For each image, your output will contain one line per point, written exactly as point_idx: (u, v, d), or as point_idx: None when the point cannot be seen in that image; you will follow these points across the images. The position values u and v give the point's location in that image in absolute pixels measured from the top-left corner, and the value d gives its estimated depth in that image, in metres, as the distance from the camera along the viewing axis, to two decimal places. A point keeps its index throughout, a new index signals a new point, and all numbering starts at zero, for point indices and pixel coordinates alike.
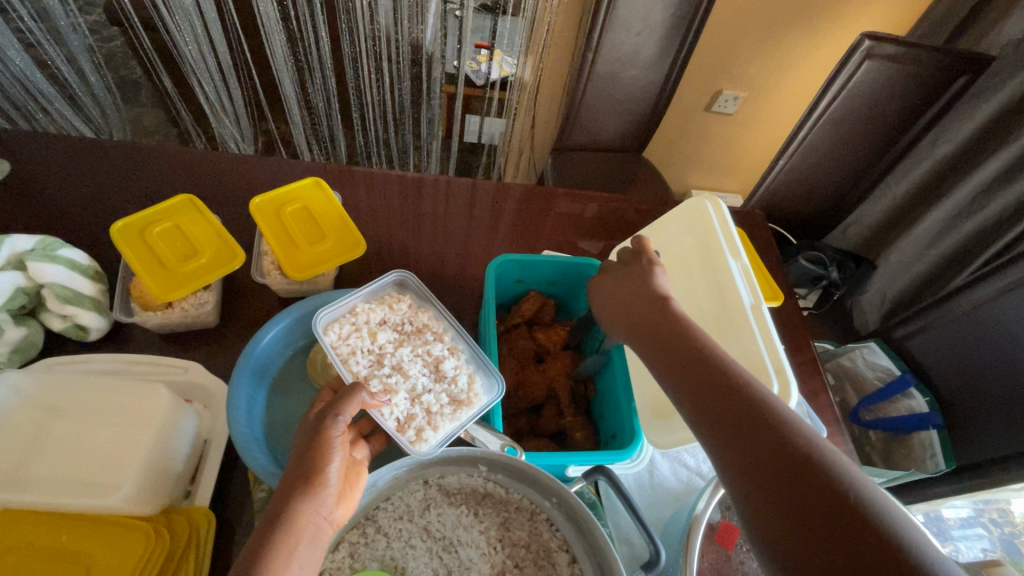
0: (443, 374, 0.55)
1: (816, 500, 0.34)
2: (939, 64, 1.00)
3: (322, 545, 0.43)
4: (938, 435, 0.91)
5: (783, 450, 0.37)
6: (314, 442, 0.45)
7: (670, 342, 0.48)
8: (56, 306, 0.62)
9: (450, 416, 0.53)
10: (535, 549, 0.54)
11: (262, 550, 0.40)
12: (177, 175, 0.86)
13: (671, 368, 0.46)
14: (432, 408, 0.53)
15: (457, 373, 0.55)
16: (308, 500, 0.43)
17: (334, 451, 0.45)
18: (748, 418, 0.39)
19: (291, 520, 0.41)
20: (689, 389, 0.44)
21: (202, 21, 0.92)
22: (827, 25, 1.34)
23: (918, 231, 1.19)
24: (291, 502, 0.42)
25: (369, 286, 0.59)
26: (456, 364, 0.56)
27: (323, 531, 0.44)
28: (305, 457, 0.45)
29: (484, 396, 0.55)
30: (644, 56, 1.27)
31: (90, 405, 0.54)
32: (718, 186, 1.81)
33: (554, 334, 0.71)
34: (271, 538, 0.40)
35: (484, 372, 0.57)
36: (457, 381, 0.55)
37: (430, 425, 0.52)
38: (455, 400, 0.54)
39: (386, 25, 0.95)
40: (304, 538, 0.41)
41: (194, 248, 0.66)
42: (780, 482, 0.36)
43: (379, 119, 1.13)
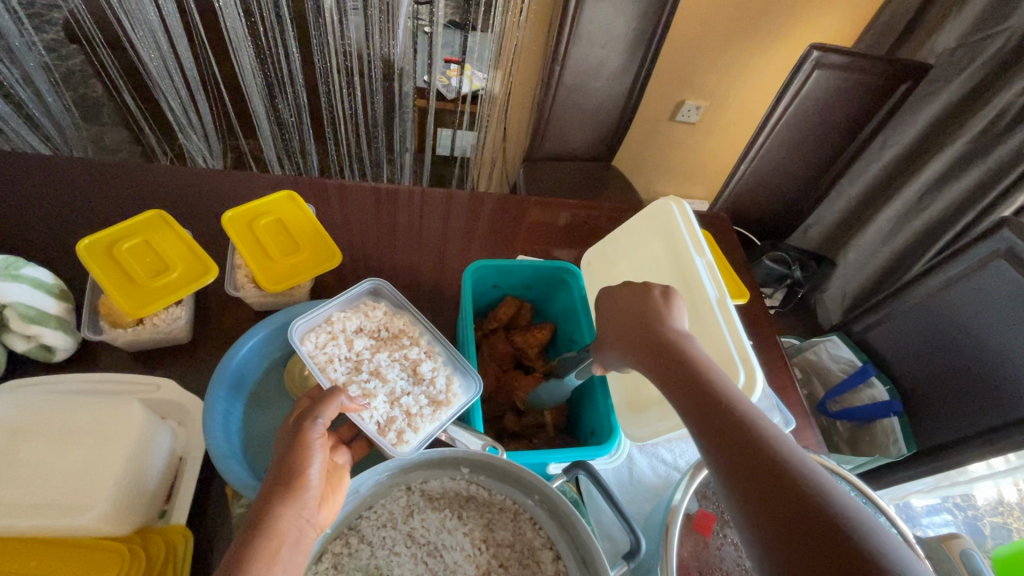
0: (421, 377, 0.56)
1: (785, 493, 0.35)
2: (883, 71, 1.06)
3: (306, 548, 0.43)
4: (899, 421, 0.95)
5: (760, 444, 0.38)
6: (292, 446, 0.45)
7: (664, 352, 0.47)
8: (19, 326, 0.59)
9: (430, 417, 0.54)
10: (520, 549, 0.55)
11: (247, 555, 0.39)
12: (142, 192, 0.84)
13: (660, 367, 0.47)
14: (410, 410, 0.53)
15: (434, 375, 0.56)
16: (290, 503, 0.42)
17: (314, 454, 0.45)
18: (727, 410, 0.40)
19: (274, 524, 0.41)
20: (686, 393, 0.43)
21: (168, 38, 0.93)
22: (781, 38, 1.41)
23: (873, 229, 1.27)
24: (273, 507, 0.42)
25: (342, 295, 0.60)
26: (433, 366, 0.57)
27: (307, 535, 0.43)
28: (285, 461, 0.45)
29: (461, 397, 0.56)
30: (610, 68, 1.31)
31: (58, 425, 0.53)
32: (684, 192, 1.87)
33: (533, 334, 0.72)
34: (253, 542, 0.39)
35: (462, 373, 0.58)
36: (434, 383, 0.56)
37: (411, 426, 0.52)
38: (434, 401, 0.55)
39: (356, 39, 0.96)
40: (287, 542, 0.41)
41: (165, 263, 0.66)
42: (756, 476, 0.36)
43: (350, 133, 1.14)
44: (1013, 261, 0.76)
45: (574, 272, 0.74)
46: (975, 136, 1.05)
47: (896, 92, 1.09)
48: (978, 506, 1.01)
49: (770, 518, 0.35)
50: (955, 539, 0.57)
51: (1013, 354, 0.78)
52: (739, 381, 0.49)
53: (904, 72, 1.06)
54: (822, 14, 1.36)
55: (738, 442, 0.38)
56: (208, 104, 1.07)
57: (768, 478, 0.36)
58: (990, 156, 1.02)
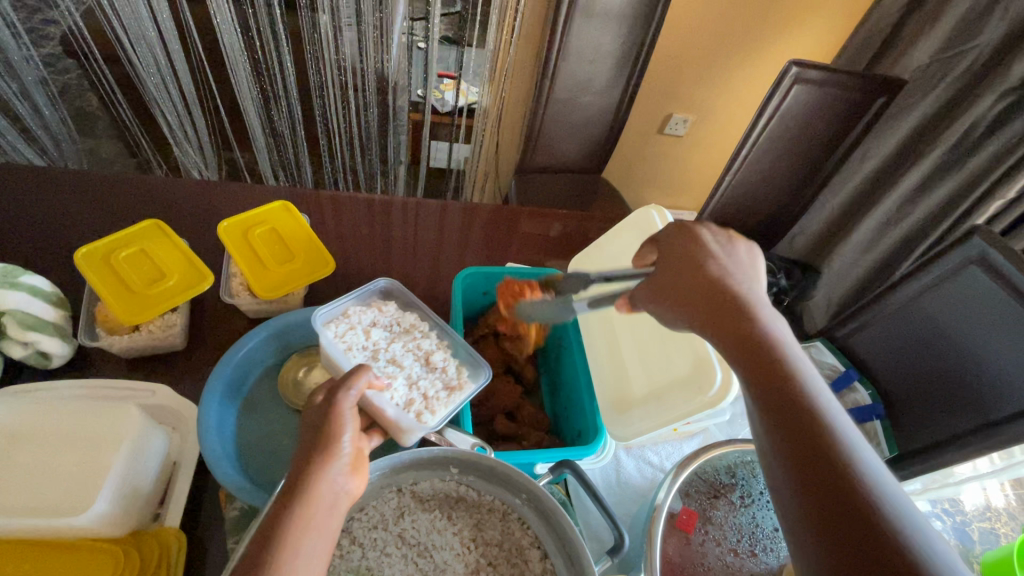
0: (434, 365, 0.60)
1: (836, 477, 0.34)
2: (859, 86, 1.10)
3: (338, 515, 0.41)
4: (881, 424, 0.97)
5: (804, 399, 0.38)
6: (324, 417, 0.45)
7: (726, 321, 0.45)
8: (16, 333, 0.60)
9: (445, 401, 0.58)
10: (508, 548, 0.56)
11: (281, 518, 0.38)
12: (139, 203, 0.86)
13: (725, 333, 0.45)
14: (428, 393, 0.57)
15: (447, 364, 0.61)
16: (323, 468, 0.42)
17: (346, 423, 0.45)
18: (775, 364, 0.40)
19: (309, 487, 0.40)
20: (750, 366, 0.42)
21: (165, 54, 0.95)
22: (763, 54, 1.46)
23: (856, 237, 1.30)
24: (306, 472, 0.41)
25: (357, 291, 0.64)
26: (444, 356, 0.61)
27: (340, 502, 0.42)
28: (318, 431, 0.45)
29: (473, 384, 0.60)
30: (598, 83, 1.35)
31: (55, 430, 0.54)
32: (673, 204, 1.91)
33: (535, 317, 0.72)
34: (290, 504, 0.39)
35: (471, 364, 0.63)
36: (447, 371, 0.60)
37: (428, 408, 0.56)
38: (447, 386, 0.59)
39: (351, 55, 0.99)
40: (320, 508, 0.40)
41: (161, 271, 0.67)
42: (795, 429, 0.37)
43: (345, 146, 1.17)
44: (985, 268, 0.79)
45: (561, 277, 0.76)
46: (949, 149, 1.08)
47: (873, 106, 1.13)
48: (967, 512, 1.02)
49: (819, 494, 0.34)
50: None
51: (989, 357, 0.81)
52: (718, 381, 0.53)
53: (879, 87, 1.10)
54: (802, 32, 1.41)
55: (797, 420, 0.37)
56: (205, 118, 1.10)
57: (806, 430, 0.36)
58: (963, 168, 1.06)
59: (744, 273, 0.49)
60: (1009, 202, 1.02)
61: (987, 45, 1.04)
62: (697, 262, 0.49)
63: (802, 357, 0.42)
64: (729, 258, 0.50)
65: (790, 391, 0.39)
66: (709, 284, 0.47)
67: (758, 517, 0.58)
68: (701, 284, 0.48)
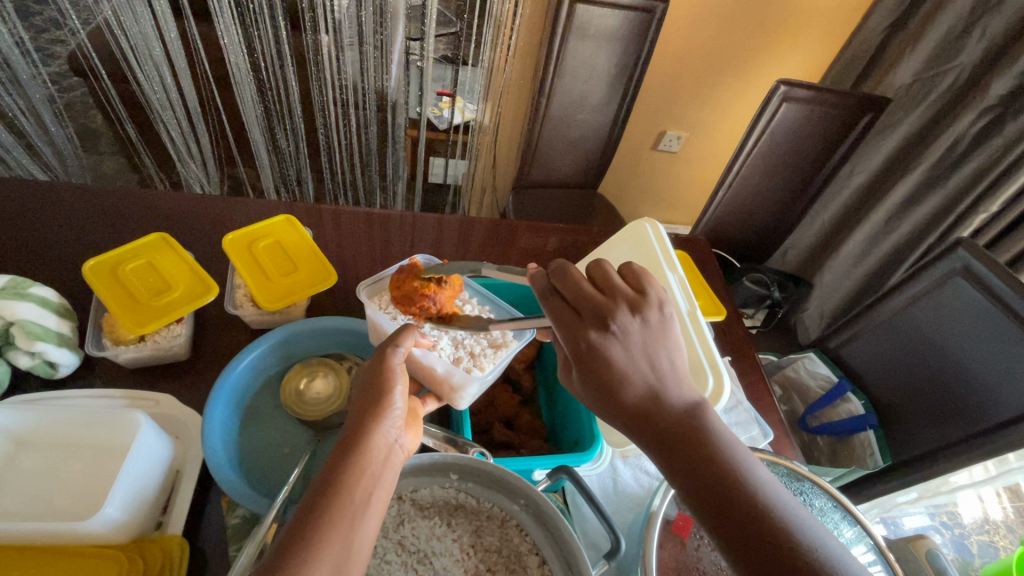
0: (477, 328, 0.65)
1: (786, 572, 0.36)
2: (845, 104, 1.14)
3: (394, 466, 0.47)
4: (874, 435, 0.98)
5: (735, 492, 0.39)
6: (377, 372, 0.50)
7: (642, 422, 0.43)
8: (24, 343, 0.61)
9: (492, 357, 0.63)
10: (507, 554, 0.57)
11: (336, 477, 0.43)
12: (143, 216, 0.88)
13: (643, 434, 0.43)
14: (474, 351, 0.63)
15: (489, 325, 0.66)
16: (377, 424, 0.47)
17: (396, 378, 0.50)
18: (702, 461, 0.41)
19: (366, 442, 0.45)
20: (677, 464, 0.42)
21: (172, 72, 0.98)
22: (753, 74, 1.51)
23: (846, 251, 1.33)
24: (363, 428, 0.46)
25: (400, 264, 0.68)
26: (486, 318, 0.66)
27: (394, 454, 0.47)
28: (372, 386, 0.49)
29: (516, 340, 0.65)
30: (593, 101, 1.39)
31: (64, 436, 0.55)
32: (667, 218, 1.95)
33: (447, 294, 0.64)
34: (347, 458, 0.44)
35: (513, 325, 0.68)
36: (490, 330, 0.66)
37: (478, 365, 0.61)
38: (493, 344, 0.65)
39: (353, 74, 1.02)
40: (376, 457, 0.45)
41: (167, 283, 0.69)
42: (761, 562, 0.37)
43: (345, 162, 1.19)
44: (970, 278, 0.81)
45: None
46: (935, 163, 1.12)
47: (859, 123, 1.16)
48: (966, 525, 1.04)
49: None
50: (921, 540, 0.62)
51: (978, 365, 0.83)
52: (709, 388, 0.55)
53: (864, 105, 1.14)
54: (789, 52, 1.46)
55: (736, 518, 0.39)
56: (208, 134, 1.12)
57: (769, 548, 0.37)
58: (949, 182, 1.10)
59: (659, 363, 0.45)
60: (993, 215, 1.05)
61: (967, 64, 1.08)
62: (609, 377, 0.43)
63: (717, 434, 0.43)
64: (639, 355, 0.44)
65: (739, 513, 0.39)
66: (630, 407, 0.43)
67: None
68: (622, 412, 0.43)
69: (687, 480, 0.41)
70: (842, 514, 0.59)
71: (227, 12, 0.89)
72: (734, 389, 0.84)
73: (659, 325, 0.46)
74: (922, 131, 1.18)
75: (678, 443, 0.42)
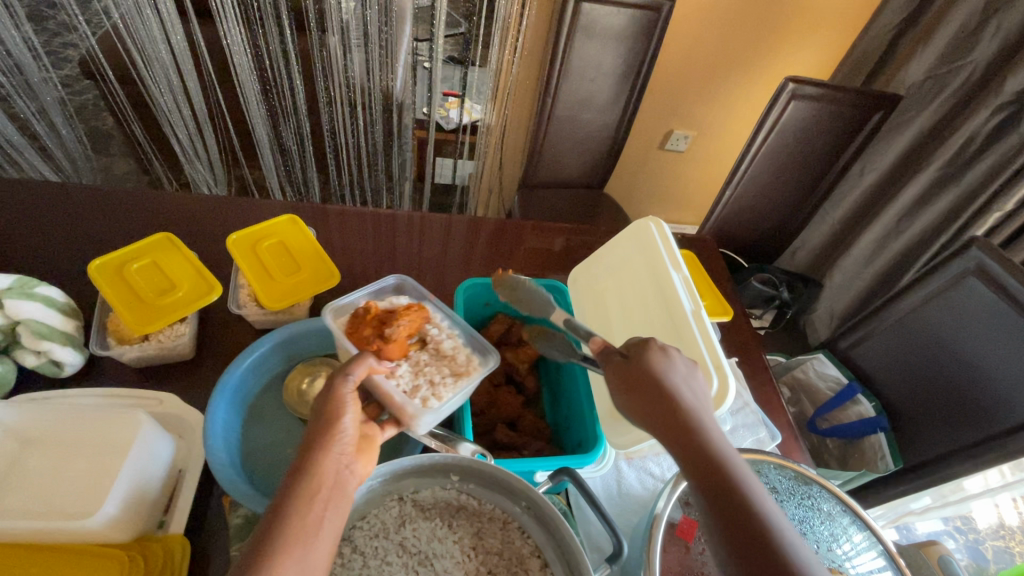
0: (443, 354, 0.61)
1: (736, 509, 0.38)
2: (855, 102, 1.12)
3: (344, 492, 0.47)
4: (886, 437, 0.95)
5: (708, 444, 0.42)
6: (328, 401, 0.49)
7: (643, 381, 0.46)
8: (30, 342, 0.62)
9: (452, 387, 0.58)
10: (508, 556, 0.56)
11: (283, 508, 0.43)
12: (150, 217, 0.88)
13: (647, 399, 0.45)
14: (434, 380, 0.58)
15: (456, 352, 0.61)
16: (329, 452, 0.47)
17: (348, 407, 0.49)
18: (681, 417, 0.43)
19: (315, 470, 0.45)
20: (658, 418, 0.44)
21: (179, 74, 0.99)
22: (763, 73, 1.50)
23: (857, 250, 1.32)
24: (314, 456, 0.46)
25: (371, 286, 0.66)
26: (454, 345, 0.62)
27: (346, 480, 0.47)
28: (322, 414, 0.48)
29: (480, 369, 0.60)
30: (600, 100, 1.38)
31: (68, 435, 0.55)
32: (675, 217, 1.93)
33: (405, 328, 0.60)
34: (298, 484, 0.44)
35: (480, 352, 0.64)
36: (457, 358, 0.61)
37: (435, 395, 0.56)
38: (456, 373, 0.60)
39: (359, 76, 1.03)
40: (326, 485, 0.45)
41: (171, 282, 0.69)
42: (718, 494, 0.39)
43: (353, 163, 1.20)
44: (983, 278, 0.79)
45: (562, 289, 0.74)
46: (948, 162, 1.10)
47: (870, 121, 1.14)
48: (981, 531, 1.04)
49: (728, 521, 0.38)
50: (933, 547, 0.60)
51: (991, 367, 0.81)
52: (715, 389, 0.51)
53: (876, 102, 1.12)
54: (798, 49, 1.44)
55: (703, 461, 0.41)
56: (215, 136, 1.13)
57: (726, 489, 0.39)
58: (962, 180, 1.08)
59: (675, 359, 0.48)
60: (1008, 214, 1.03)
61: (981, 60, 1.06)
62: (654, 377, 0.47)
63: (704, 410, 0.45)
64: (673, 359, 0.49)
65: (738, 499, 0.39)
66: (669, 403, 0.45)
67: None
68: (638, 375, 0.47)
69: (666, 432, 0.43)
70: (851, 519, 0.57)
71: (231, 14, 0.90)
72: (739, 391, 0.83)
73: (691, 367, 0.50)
74: (934, 129, 1.16)
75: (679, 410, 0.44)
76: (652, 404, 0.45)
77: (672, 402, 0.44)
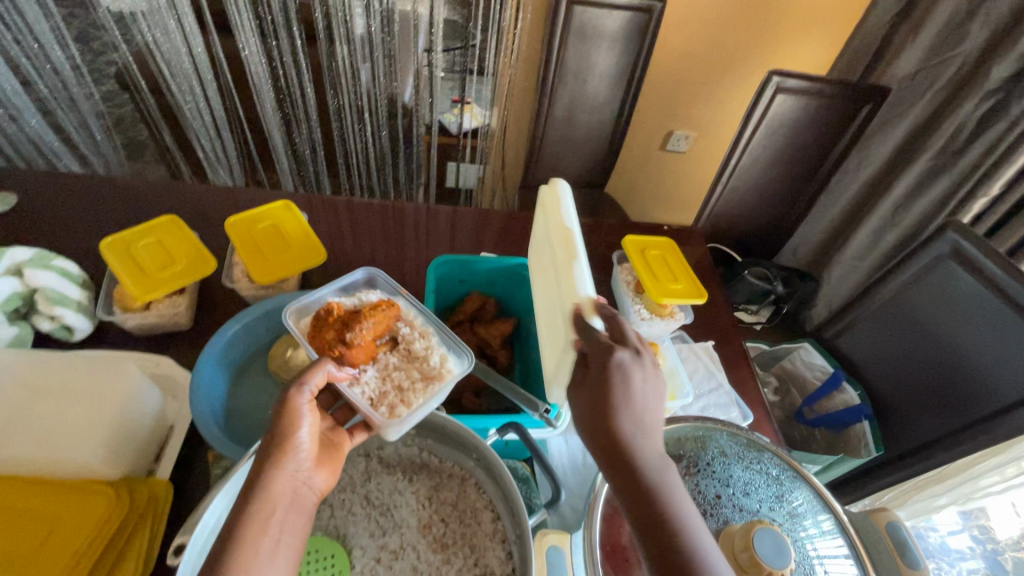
0: (414, 355, 0.60)
1: (662, 548, 0.40)
2: (842, 96, 1.13)
3: (300, 507, 0.48)
4: (870, 425, 0.94)
5: (647, 486, 0.43)
6: (283, 414, 0.50)
7: (599, 414, 0.46)
8: (46, 307, 0.69)
9: (423, 392, 0.57)
10: (462, 508, 0.59)
11: (237, 523, 0.43)
12: (164, 205, 0.96)
13: (596, 433, 0.46)
14: (403, 385, 0.57)
15: (429, 353, 0.60)
16: (284, 469, 0.48)
17: (303, 418, 0.51)
18: (626, 455, 0.44)
19: (267, 490, 0.46)
20: (607, 451, 0.45)
21: (201, 85, 1.08)
22: (761, 73, 1.52)
23: (854, 244, 1.31)
24: (265, 474, 0.47)
25: (337, 283, 0.66)
26: (426, 345, 0.61)
27: (300, 495, 0.49)
28: (276, 428, 0.49)
29: (453, 372, 0.58)
30: (597, 102, 1.42)
31: (65, 386, 0.61)
32: (681, 218, 1.95)
33: (369, 330, 0.57)
34: (248, 504, 0.44)
35: (456, 350, 0.62)
36: (429, 359, 0.59)
37: (404, 401, 0.56)
38: (428, 376, 0.59)
39: (366, 84, 1.11)
40: (280, 505, 0.46)
41: (172, 258, 0.75)
42: (650, 531, 0.41)
43: (359, 163, 1.28)
44: (959, 261, 0.79)
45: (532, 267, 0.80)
46: (939, 151, 1.10)
47: (858, 115, 1.15)
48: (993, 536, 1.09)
49: (658, 559, 0.40)
50: (882, 512, 0.56)
51: (969, 349, 0.80)
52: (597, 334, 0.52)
53: (863, 96, 1.13)
54: (796, 49, 1.46)
55: (640, 501, 0.43)
56: (236, 141, 1.22)
57: (657, 531, 0.41)
58: (953, 169, 1.07)
59: (639, 394, 0.47)
60: (996, 200, 1.02)
61: (971, 51, 1.06)
62: (611, 404, 0.46)
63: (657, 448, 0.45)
64: (642, 392, 0.48)
65: (666, 538, 0.41)
66: (614, 431, 0.45)
67: (702, 485, 0.56)
68: (600, 408, 0.47)
69: (609, 469, 0.45)
70: (798, 483, 0.58)
71: (247, 27, 0.99)
72: (713, 373, 0.84)
73: (656, 386, 0.49)
74: (928, 121, 1.15)
75: (627, 450, 0.44)
76: (601, 438, 0.46)
77: (620, 443, 0.45)
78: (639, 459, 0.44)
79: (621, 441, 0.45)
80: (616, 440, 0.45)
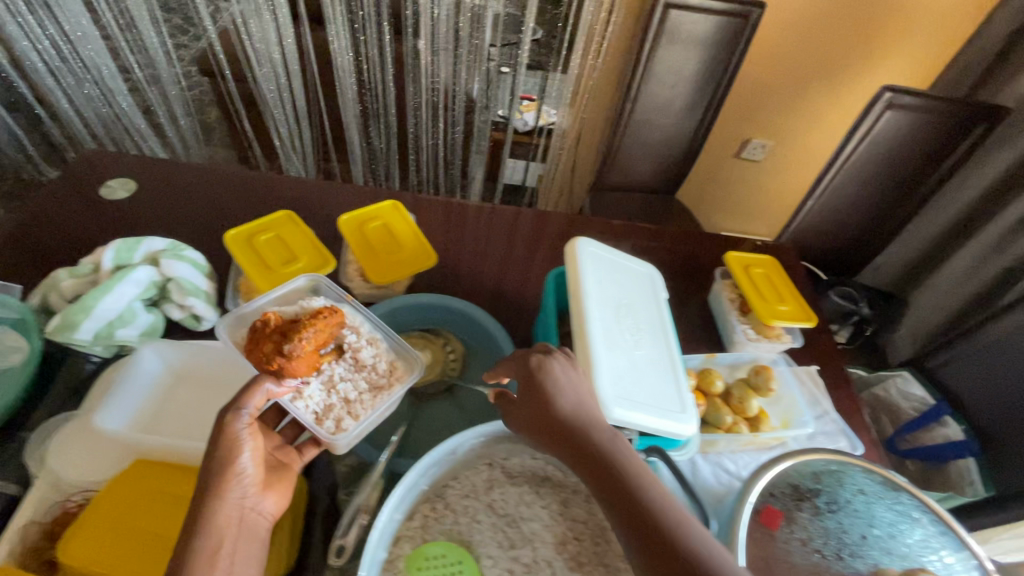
0: (361, 364, 0.63)
1: (644, 529, 0.43)
2: (957, 114, 1.08)
3: (248, 532, 0.49)
4: (976, 463, 0.91)
5: (615, 474, 0.46)
6: (221, 441, 0.49)
7: (558, 423, 0.51)
8: (178, 297, 0.71)
9: (369, 404, 0.61)
10: (593, 526, 0.60)
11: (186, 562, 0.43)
12: (264, 196, 0.98)
13: (563, 444, 0.50)
14: (349, 398, 0.61)
15: (376, 362, 0.63)
16: (229, 498, 0.48)
17: (245, 443, 0.50)
18: (590, 453, 0.48)
19: (213, 520, 0.46)
20: (575, 456, 0.49)
21: (286, 74, 1.11)
22: (849, 84, 1.46)
23: (950, 268, 1.25)
24: (211, 505, 0.47)
25: (278, 290, 0.65)
26: (374, 353, 0.64)
27: (247, 518, 0.49)
28: (216, 454, 0.49)
29: (400, 384, 0.63)
30: (676, 107, 1.39)
31: (214, 381, 0.66)
32: (747, 229, 1.90)
33: (311, 343, 0.58)
34: (196, 538, 0.45)
35: (404, 358, 0.66)
36: (376, 368, 0.63)
37: (350, 414, 0.60)
38: (375, 386, 0.63)
39: (444, 79, 1.11)
40: (229, 536, 0.46)
41: (293, 254, 0.77)
42: (628, 517, 0.44)
43: (431, 159, 1.28)
44: None
45: None
46: None
47: (972, 134, 1.10)
48: None
49: (643, 543, 0.43)
50: None
51: None
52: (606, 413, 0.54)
53: (980, 114, 1.08)
54: (888, 60, 1.41)
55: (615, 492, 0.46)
56: (312, 130, 1.24)
57: (635, 512, 0.44)
58: None
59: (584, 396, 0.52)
60: None
61: None
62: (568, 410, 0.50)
63: (616, 441, 0.49)
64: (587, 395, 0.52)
65: (646, 518, 0.43)
66: (578, 433, 0.49)
67: (847, 524, 0.55)
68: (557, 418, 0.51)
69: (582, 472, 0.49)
70: (941, 529, 0.56)
71: (339, 20, 1.01)
72: (817, 400, 0.81)
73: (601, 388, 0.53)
74: None
75: (591, 449, 0.48)
76: (567, 444, 0.50)
77: (582, 443, 0.49)
78: (601, 452, 0.48)
79: (584, 440, 0.49)
80: (579, 441, 0.49)
